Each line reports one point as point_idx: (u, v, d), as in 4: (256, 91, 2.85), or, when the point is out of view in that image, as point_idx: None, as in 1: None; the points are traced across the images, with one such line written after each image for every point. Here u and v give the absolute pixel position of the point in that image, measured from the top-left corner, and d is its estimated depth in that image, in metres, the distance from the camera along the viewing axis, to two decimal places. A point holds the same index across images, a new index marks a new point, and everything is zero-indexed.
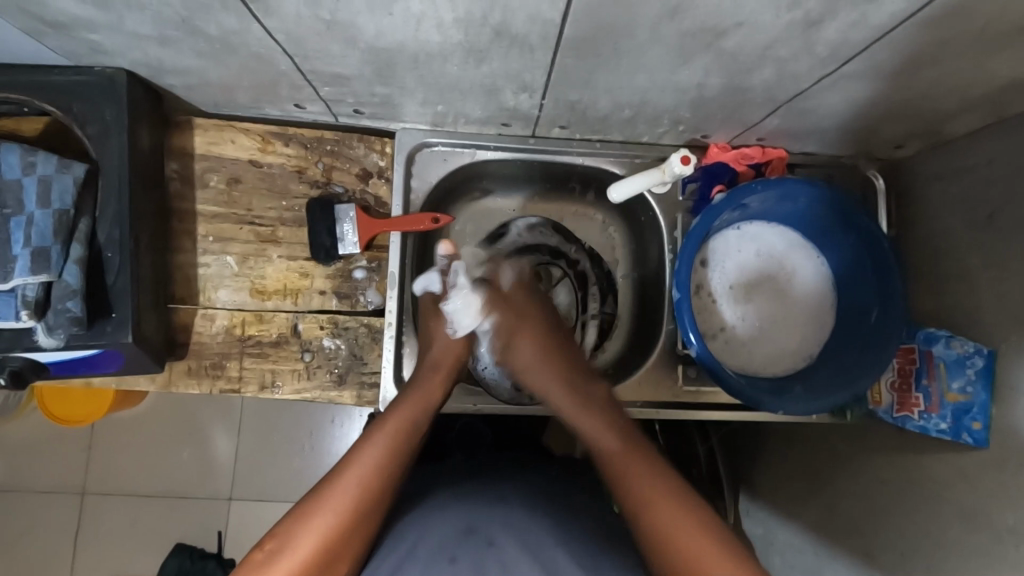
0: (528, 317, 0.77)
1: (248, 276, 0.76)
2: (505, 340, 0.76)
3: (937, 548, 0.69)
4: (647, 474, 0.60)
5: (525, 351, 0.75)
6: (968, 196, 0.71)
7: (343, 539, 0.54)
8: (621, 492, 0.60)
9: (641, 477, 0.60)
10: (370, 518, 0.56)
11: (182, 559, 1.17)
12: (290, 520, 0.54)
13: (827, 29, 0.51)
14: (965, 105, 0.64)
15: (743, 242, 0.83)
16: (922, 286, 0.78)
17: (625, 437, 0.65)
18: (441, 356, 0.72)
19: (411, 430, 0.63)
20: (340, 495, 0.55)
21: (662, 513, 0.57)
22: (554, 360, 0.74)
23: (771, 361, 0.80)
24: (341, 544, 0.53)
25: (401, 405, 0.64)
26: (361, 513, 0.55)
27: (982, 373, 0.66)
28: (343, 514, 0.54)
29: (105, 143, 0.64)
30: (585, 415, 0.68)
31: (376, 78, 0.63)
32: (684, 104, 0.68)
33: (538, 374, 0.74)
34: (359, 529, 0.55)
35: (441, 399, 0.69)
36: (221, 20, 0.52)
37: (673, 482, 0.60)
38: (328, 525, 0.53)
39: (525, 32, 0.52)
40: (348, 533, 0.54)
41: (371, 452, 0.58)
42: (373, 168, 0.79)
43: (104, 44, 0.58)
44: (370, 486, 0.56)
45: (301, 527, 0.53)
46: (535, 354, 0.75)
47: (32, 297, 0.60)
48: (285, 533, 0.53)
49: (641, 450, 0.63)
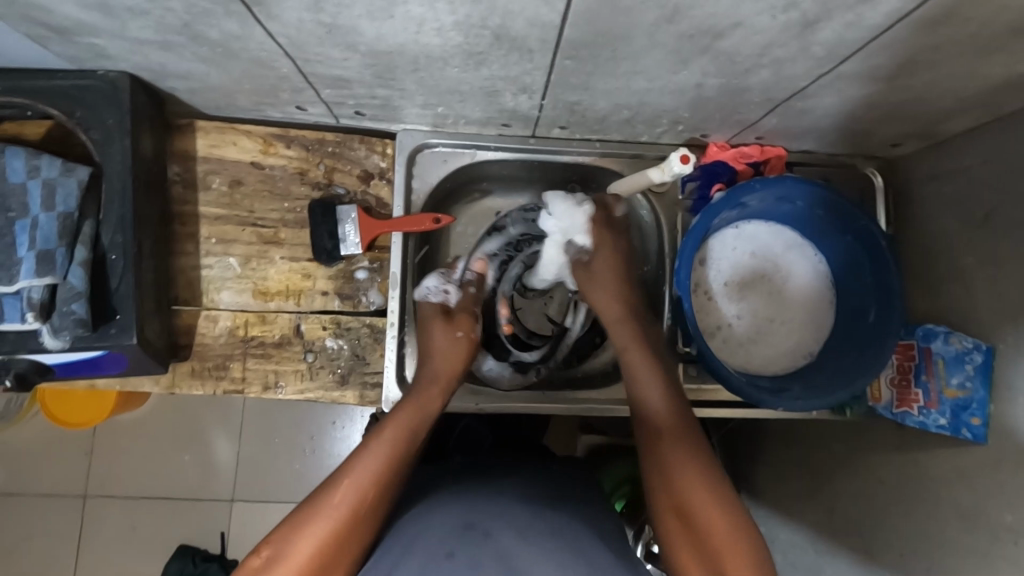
0: (606, 243, 0.79)
1: (250, 277, 0.77)
2: (590, 255, 0.79)
3: (936, 547, 0.69)
4: (681, 449, 0.62)
5: (605, 261, 0.79)
6: (964, 193, 0.71)
7: (340, 545, 0.54)
8: (654, 460, 0.62)
9: (675, 454, 0.62)
10: (367, 524, 0.56)
11: (185, 562, 1.17)
12: (287, 526, 0.54)
13: (823, 30, 0.52)
14: (961, 104, 0.65)
15: (740, 242, 0.83)
16: (920, 283, 0.78)
17: (671, 408, 0.67)
18: (442, 366, 0.73)
19: (412, 435, 0.64)
20: (338, 501, 0.55)
21: (693, 486, 0.58)
22: (630, 301, 0.78)
23: (770, 360, 0.81)
24: (337, 550, 0.54)
25: (402, 411, 0.65)
26: (358, 519, 0.55)
27: (980, 369, 0.66)
28: (341, 520, 0.54)
29: (108, 147, 0.65)
30: (643, 368, 0.71)
31: (377, 80, 0.63)
32: (683, 105, 0.68)
33: (607, 283, 0.78)
34: (356, 535, 0.55)
35: (442, 408, 0.70)
36: (222, 24, 0.52)
37: (706, 460, 0.61)
38: (324, 531, 0.54)
39: (524, 35, 0.53)
40: (345, 538, 0.54)
41: (372, 459, 0.59)
42: (374, 169, 0.79)
43: (107, 49, 0.58)
44: (367, 493, 0.57)
45: (298, 533, 0.53)
46: (613, 269, 0.79)
47: (38, 299, 0.60)
48: (282, 538, 0.53)
49: (681, 428, 0.64)
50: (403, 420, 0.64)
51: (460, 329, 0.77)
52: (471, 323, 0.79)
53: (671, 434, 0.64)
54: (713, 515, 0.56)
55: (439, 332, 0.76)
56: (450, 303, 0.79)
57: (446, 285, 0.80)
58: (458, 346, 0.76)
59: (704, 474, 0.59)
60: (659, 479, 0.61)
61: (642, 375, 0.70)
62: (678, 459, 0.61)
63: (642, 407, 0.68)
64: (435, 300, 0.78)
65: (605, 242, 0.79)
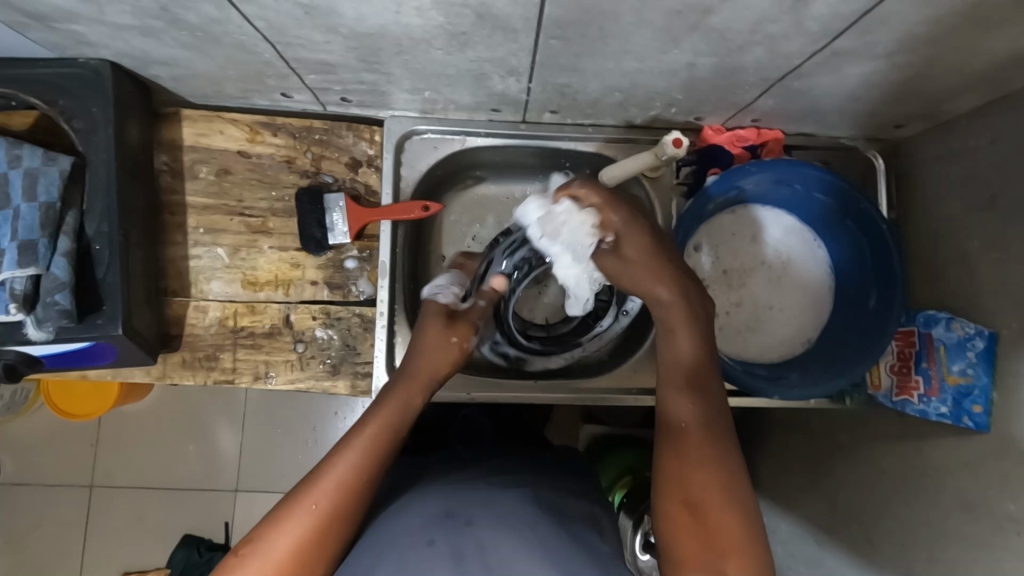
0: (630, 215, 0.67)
1: (239, 268, 0.76)
2: (614, 237, 0.67)
3: (937, 539, 0.68)
4: (704, 454, 0.54)
5: (633, 250, 0.66)
6: (969, 174, 0.69)
7: (316, 546, 0.53)
8: (672, 462, 0.54)
9: (699, 459, 0.54)
10: (347, 524, 0.55)
11: (188, 551, 1.17)
12: (263, 525, 0.53)
13: (817, 4, 0.50)
14: (965, 81, 0.63)
15: (738, 227, 0.81)
16: (923, 267, 0.76)
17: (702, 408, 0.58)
18: (429, 364, 0.70)
19: (391, 435, 0.62)
20: (316, 501, 0.54)
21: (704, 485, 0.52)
22: (684, 274, 0.66)
23: (767, 348, 0.79)
24: (314, 550, 0.53)
25: (380, 411, 0.63)
26: (336, 521, 0.54)
27: (984, 355, 0.65)
28: (321, 517, 0.53)
29: (91, 136, 0.64)
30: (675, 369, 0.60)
31: (361, 65, 0.62)
32: (676, 86, 0.67)
33: (642, 271, 0.65)
34: (335, 536, 0.54)
35: (423, 406, 0.68)
36: (199, 8, 0.51)
37: (732, 473, 0.53)
38: (300, 532, 0.52)
39: (507, 14, 0.51)
40: (324, 538, 0.53)
41: (348, 458, 0.58)
42: (363, 157, 0.79)
43: (86, 36, 0.57)
44: (345, 494, 0.55)
45: (274, 531, 0.52)
46: (641, 253, 0.66)
47: (21, 291, 0.59)
48: (259, 538, 0.52)
49: (705, 435, 0.56)
50: (382, 419, 0.62)
51: (458, 333, 0.73)
52: (471, 332, 0.75)
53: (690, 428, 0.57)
54: (732, 539, 0.49)
55: (432, 333, 0.72)
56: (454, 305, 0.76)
57: (455, 285, 0.78)
58: (450, 347, 0.72)
59: (730, 490, 0.52)
60: (677, 480, 0.53)
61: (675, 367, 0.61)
62: (703, 462, 0.53)
63: (668, 405, 0.59)
64: (443, 299, 0.76)
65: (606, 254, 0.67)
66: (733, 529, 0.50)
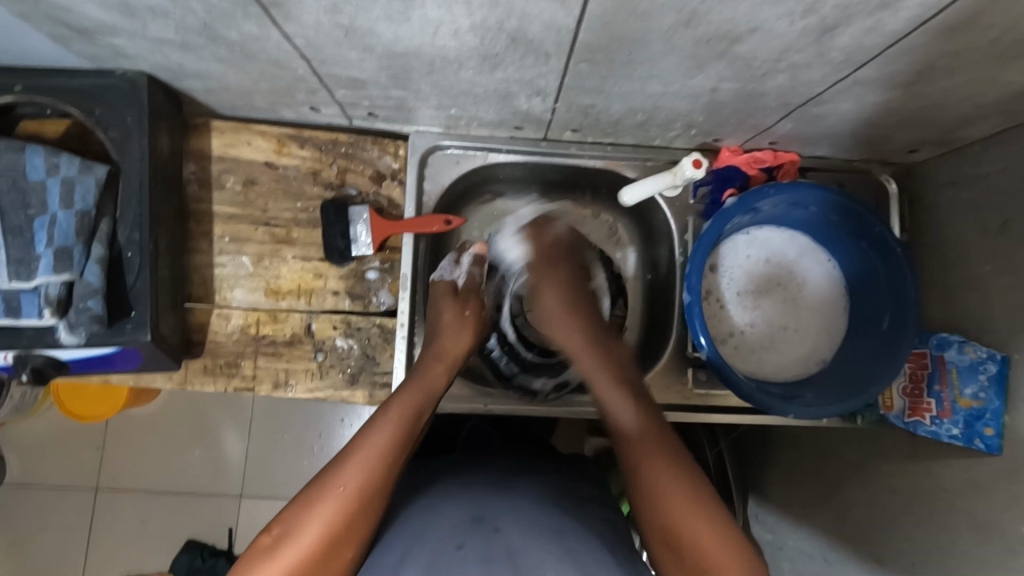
0: (558, 270, 0.83)
1: (263, 276, 0.77)
2: (534, 288, 0.83)
3: (947, 559, 0.69)
4: (653, 446, 0.63)
5: (550, 301, 0.81)
6: (982, 201, 0.70)
7: (345, 528, 0.54)
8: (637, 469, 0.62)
9: (653, 461, 0.61)
10: (377, 506, 0.56)
11: (192, 555, 1.19)
12: (297, 505, 0.55)
13: (842, 36, 0.51)
14: (980, 110, 0.64)
15: (751, 247, 0.83)
16: (934, 291, 0.78)
17: (643, 420, 0.65)
18: (447, 346, 0.72)
19: (417, 415, 0.63)
20: (348, 480, 0.55)
21: (676, 504, 0.58)
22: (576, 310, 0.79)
23: (782, 367, 0.80)
24: (350, 529, 0.54)
25: (405, 394, 0.64)
26: (367, 499, 0.55)
27: (995, 379, 0.66)
28: (350, 501, 0.55)
29: (126, 146, 0.65)
30: (608, 381, 0.71)
31: (392, 82, 0.64)
32: (697, 109, 0.68)
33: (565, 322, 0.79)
34: (367, 514, 0.55)
35: (446, 386, 0.69)
36: (242, 26, 0.53)
37: (694, 479, 0.60)
38: (333, 511, 0.54)
39: (540, 39, 0.53)
40: (357, 514, 0.55)
41: (376, 440, 0.59)
42: (386, 170, 0.80)
43: (128, 49, 0.59)
44: (376, 472, 0.57)
45: (309, 510, 0.54)
46: (559, 304, 0.80)
47: (55, 296, 0.61)
48: (292, 518, 0.54)
49: (660, 439, 0.63)
50: (406, 403, 0.63)
51: (468, 308, 0.78)
52: (478, 304, 0.80)
53: (642, 437, 0.64)
54: (705, 532, 0.56)
55: (448, 311, 0.76)
56: (457, 283, 0.80)
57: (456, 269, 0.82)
58: (464, 323, 0.76)
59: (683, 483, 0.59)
60: (645, 496, 0.60)
61: (601, 386, 0.70)
62: (659, 468, 0.60)
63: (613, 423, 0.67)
64: (449, 278, 0.80)
65: (550, 270, 0.83)
66: (699, 517, 0.57)
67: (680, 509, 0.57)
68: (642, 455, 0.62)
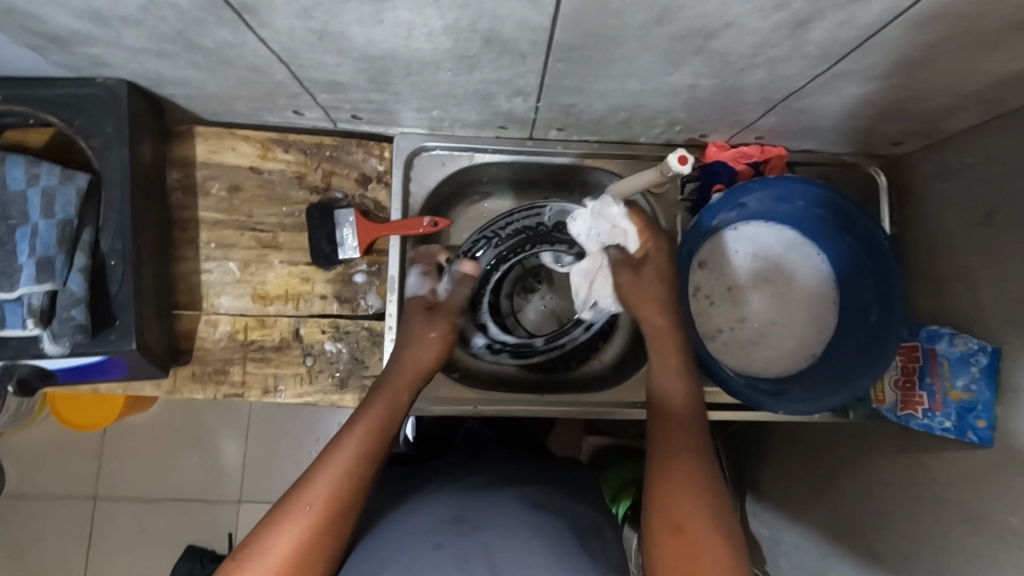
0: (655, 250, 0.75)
1: (249, 282, 0.77)
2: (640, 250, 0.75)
3: (940, 551, 0.68)
4: (686, 444, 0.60)
5: (650, 270, 0.75)
6: (969, 192, 0.70)
7: (312, 544, 0.53)
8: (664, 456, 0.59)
9: (682, 455, 0.58)
10: (344, 521, 0.56)
11: (193, 561, 1.18)
12: (264, 523, 0.54)
13: (817, 30, 0.51)
14: (963, 101, 0.64)
15: (739, 242, 0.82)
16: (924, 283, 0.77)
17: (690, 420, 0.63)
18: (416, 363, 0.72)
19: (383, 431, 0.63)
20: (313, 498, 0.55)
21: (688, 503, 0.54)
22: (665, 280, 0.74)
23: (773, 363, 0.80)
24: (318, 547, 0.54)
25: (371, 410, 0.65)
26: (332, 516, 0.55)
27: (986, 370, 0.65)
28: (317, 517, 0.54)
29: (106, 155, 0.65)
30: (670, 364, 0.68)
31: (370, 85, 0.63)
32: (679, 106, 0.68)
33: (648, 297, 0.73)
34: (338, 525, 0.55)
35: (413, 402, 0.70)
36: (215, 32, 0.52)
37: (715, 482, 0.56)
38: (303, 527, 0.54)
39: (514, 39, 0.53)
40: (326, 528, 0.54)
41: (341, 457, 0.59)
42: (372, 173, 0.80)
43: (102, 57, 0.59)
44: (341, 488, 0.57)
45: (276, 529, 0.53)
46: (656, 273, 0.74)
47: (37, 306, 0.61)
48: (261, 538, 0.53)
49: (693, 435, 0.61)
50: (376, 415, 0.64)
51: (436, 328, 0.76)
52: (449, 325, 0.77)
53: (682, 429, 0.62)
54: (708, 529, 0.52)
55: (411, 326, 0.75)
56: (431, 298, 0.78)
57: (427, 282, 0.79)
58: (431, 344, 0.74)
59: (706, 487, 0.55)
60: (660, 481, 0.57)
61: (662, 366, 0.68)
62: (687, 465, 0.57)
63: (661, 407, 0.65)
64: (420, 294, 0.77)
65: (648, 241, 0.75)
66: (706, 514, 0.53)
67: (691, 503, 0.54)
68: (678, 446, 0.59)
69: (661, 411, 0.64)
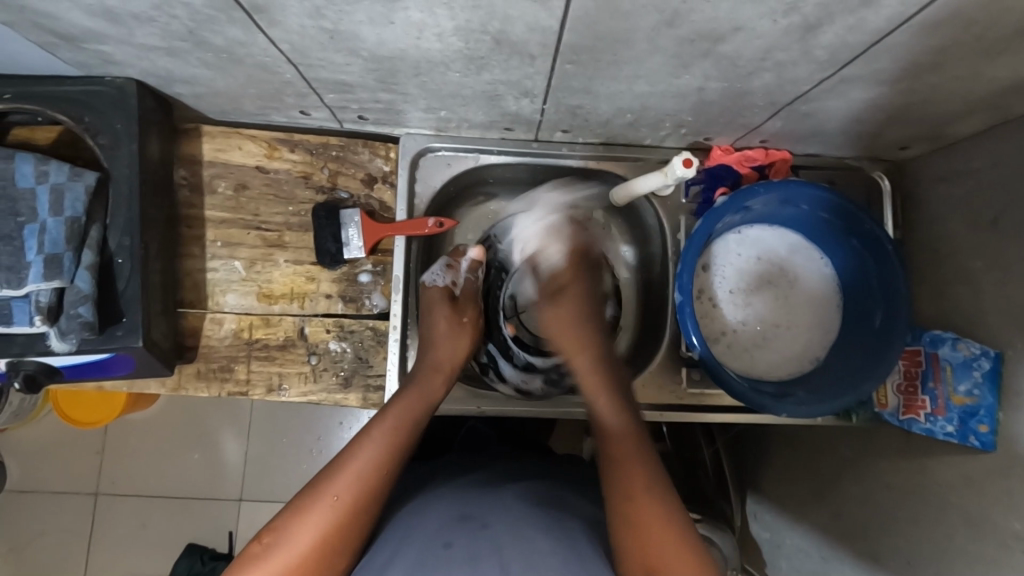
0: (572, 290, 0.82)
1: (254, 281, 0.77)
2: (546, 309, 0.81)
3: (943, 554, 0.68)
4: (636, 460, 0.62)
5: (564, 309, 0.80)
6: (973, 197, 0.70)
7: (337, 535, 0.54)
8: (615, 476, 0.61)
9: (632, 469, 0.61)
10: (369, 513, 0.56)
11: (193, 558, 1.18)
12: (290, 510, 0.55)
13: (825, 34, 0.51)
14: (968, 106, 0.64)
15: (743, 245, 0.83)
16: (927, 287, 0.78)
17: (629, 422, 0.67)
18: (444, 357, 0.74)
19: (412, 424, 0.64)
20: (342, 488, 0.56)
21: (647, 512, 0.57)
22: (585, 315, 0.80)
23: (777, 365, 0.80)
24: (342, 538, 0.54)
25: (402, 401, 0.65)
26: (358, 509, 0.56)
27: (988, 376, 0.66)
28: (343, 509, 0.55)
29: (116, 152, 0.65)
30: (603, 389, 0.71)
31: (379, 85, 0.64)
32: (685, 108, 0.68)
33: (570, 336, 0.78)
34: (359, 520, 0.56)
35: (442, 397, 0.70)
36: (226, 31, 0.53)
37: (667, 491, 0.60)
38: (329, 517, 0.54)
39: (524, 40, 0.53)
40: (352, 520, 0.55)
41: (371, 449, 0.59)
42: (378, 173, 0.80)
43: (114, 55, 0.59)
44: (369, 480, 0.57)
45: (301, 519, 0.54)
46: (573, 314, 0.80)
47: (45, 303, 0.61)
48: (287, 524, 0.54)
49: (640, 449, 0.63)
50: (407, 405, 0.65)
51: (467, 316, 0.80)
52: (475, 313, 0.81)
53: (624, 447, 0.63)
54: (666, 539, 0.55)
55: (443, 318, 0.78)
56: (451, 289, 0.81)
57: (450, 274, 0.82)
58: (459, 333, 0.78)
59: (662, 502, 0.58)
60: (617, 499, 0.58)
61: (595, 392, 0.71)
62: (639, 480, 0.59)
63: (600, 428, 0.67)
64: (442, 284, 0.80)
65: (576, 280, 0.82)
66: (665, 524, 0.56)
67: (649, 513, 0.57)
68: (626, 463, 0.61)
69: (603, 437, 0.66)
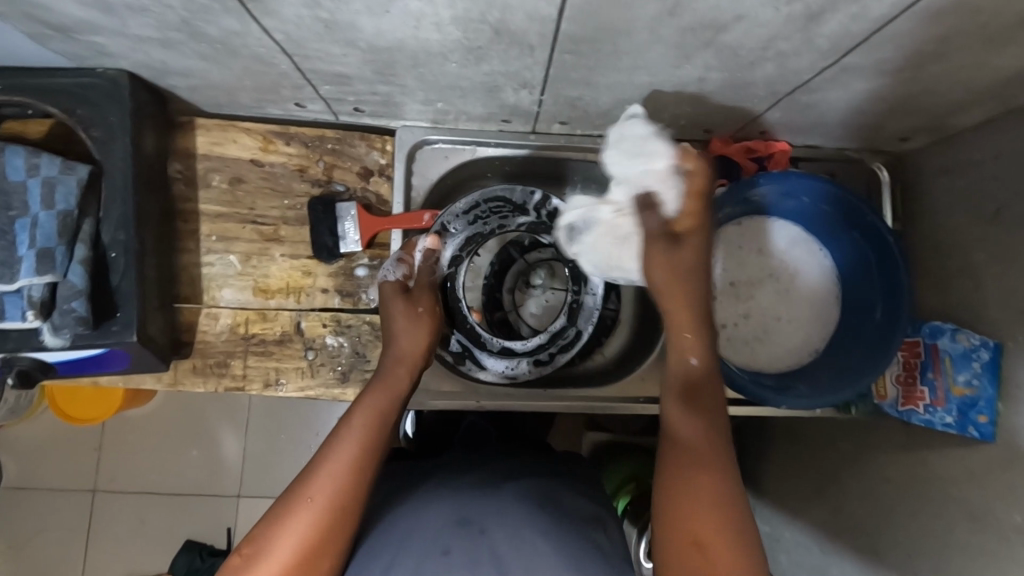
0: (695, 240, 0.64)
1: (251, 275, 0.77)
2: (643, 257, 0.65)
3: (942, 548, 0.68)
4: (706, 467, 0.55)
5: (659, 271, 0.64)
6: (974, 189, 0.70)
7: (318, 541, 0.53)
8: (683, 487, 0.54)
9: (702, 479, 0.54)
10: (351, 513, 0.56)
11: (191, 556, 1.18)
12: (268, 519, 0.54)
13: (828, 22, 0.51)
14: (972, 96, 0.63)
15: (743, 237, 0.82)
16: (928, 279, 0.77)
17: (705, 425, 0.58)
18: (408, 348, 0.70)
19: (382, 421, 0.62)
20: (317, 494, 0.55)
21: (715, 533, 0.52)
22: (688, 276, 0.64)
23: (777, 358, 0.80)
24: (322, 543, 0.54)
25: (369, 400, 0.63)
26: (339, 512, 0.55)
27: (988, 367, 0.65)
28: (320, 514, 0.54)
29: (108, 145, 0.64)
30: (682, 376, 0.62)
31: (375, 77, 0.63)
32: (685, 99, 0.67)
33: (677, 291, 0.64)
34: (338, 529, 0.55)
35: (410, 390, 0.68)
36: (220, 21, 0.52)
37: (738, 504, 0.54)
38: (307, 523, 0.53)
39: (523, 29, 0.52)
40: (332, 525, 0.54)
41: (343, 453, 0.58)
42: (374, 166, 0.80)
43: (107, 47, 0.58)
44: (343, 483, 0.56)
45: (278, 527, 0.53)
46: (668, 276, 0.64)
47: (38, 297, 0.60)
48: (265, 533, 0.53)
49: (709, 456, 0.56)
50: (374, 404, 0.63)
51: (423, 304, 0.74)
52: (432, 299, 0.75)
53: (698, 456, 0.56)
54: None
55: (400, 313, 0.72)
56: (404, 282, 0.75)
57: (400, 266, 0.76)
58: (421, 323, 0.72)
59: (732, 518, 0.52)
60: (683, 516, 0.53)
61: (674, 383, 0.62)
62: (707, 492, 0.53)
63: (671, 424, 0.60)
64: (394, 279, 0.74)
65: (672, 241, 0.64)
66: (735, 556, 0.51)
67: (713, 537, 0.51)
68: (692, 470, 0.55)
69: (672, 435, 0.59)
